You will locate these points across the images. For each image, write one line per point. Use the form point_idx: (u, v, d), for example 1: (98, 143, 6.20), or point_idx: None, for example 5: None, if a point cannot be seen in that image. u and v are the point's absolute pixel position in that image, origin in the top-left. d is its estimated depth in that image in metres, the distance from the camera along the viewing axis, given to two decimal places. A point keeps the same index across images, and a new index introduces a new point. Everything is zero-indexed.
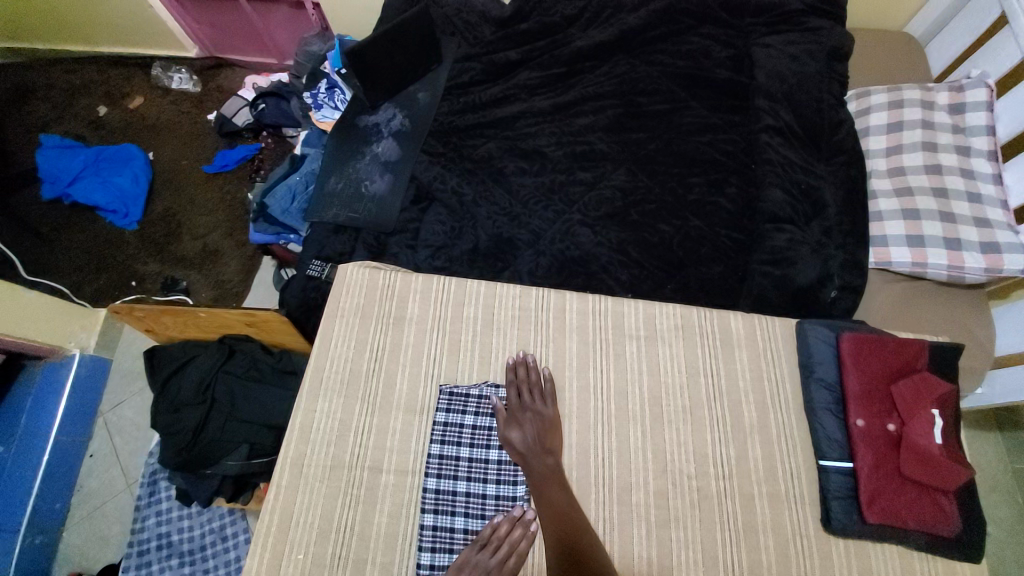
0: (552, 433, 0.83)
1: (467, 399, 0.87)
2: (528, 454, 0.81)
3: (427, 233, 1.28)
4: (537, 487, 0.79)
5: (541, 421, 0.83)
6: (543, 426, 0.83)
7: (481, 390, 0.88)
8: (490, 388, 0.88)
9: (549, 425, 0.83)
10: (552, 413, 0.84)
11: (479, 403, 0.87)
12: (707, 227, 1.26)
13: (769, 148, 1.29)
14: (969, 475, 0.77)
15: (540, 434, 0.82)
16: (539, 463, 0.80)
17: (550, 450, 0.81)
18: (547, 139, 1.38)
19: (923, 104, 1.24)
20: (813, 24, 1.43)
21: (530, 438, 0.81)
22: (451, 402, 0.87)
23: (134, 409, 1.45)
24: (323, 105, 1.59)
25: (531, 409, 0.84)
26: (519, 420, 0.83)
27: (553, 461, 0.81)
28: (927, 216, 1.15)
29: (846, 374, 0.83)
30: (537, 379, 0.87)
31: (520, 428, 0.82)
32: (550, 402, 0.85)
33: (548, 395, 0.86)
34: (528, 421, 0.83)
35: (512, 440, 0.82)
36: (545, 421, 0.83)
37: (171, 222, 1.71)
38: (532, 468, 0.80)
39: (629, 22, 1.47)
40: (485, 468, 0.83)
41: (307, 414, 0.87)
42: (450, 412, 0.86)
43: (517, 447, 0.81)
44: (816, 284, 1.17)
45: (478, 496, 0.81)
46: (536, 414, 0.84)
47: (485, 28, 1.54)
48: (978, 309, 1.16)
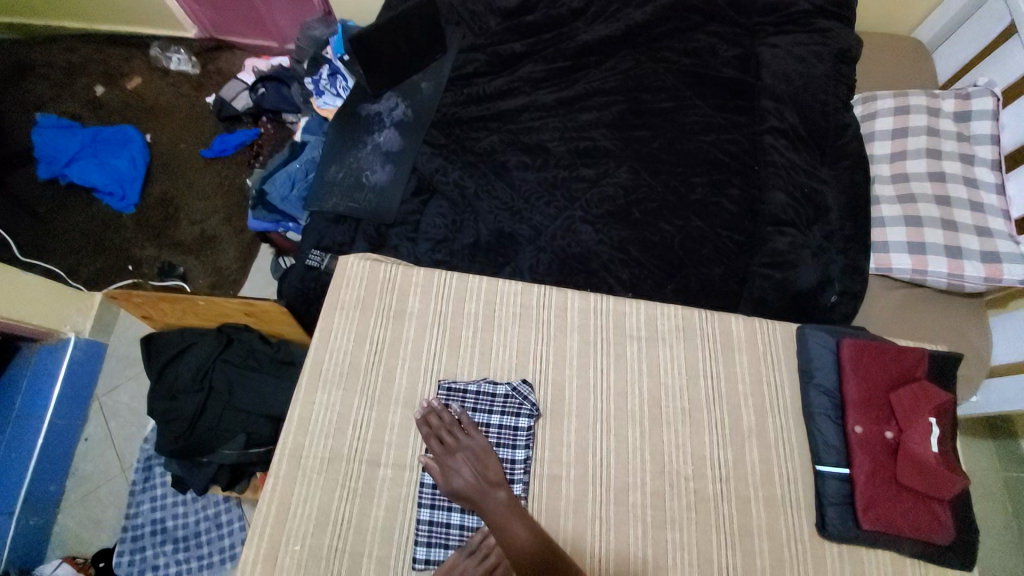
0: (487, 465, 0.79)
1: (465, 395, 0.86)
2: (478, 494, 0.75)
3: (428, 226, 1.26)
4: (498, 526, 0.73)
5: (477, 457, 0.79)
6: (479, 460, 0.79)
7: (479, 386, 0.87)
8: (489, 383, 0.87)
9: (480, 458, 0.79)
10: (480, 443, 0.80)
11: (477, 397, 0.86)
12: (709, 227, 1.26)
13: (773, 150, 1.29)
14: (962, 485, 0.78)
15: (476, 472, 0.77)
16: (494, 499, 0.75)
17: (494, 486, 0.76)
18: (551, 133, 1.37)
19: (929, 111, 1.24)
20: (822, 25, 1.42)
21: (474, 478, 0.76)
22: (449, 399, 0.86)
23: (128, 394, 1.44)
24: (324, 91, 1.57)
25: (459, 451, 0.79)
26: (453, 467, 0.78)
27: (505, 492, 0.76)
28: (929, 224, 1.15)
29: (845, 380, 0.84)
30: (451, 420, 0.82)
31: (457, 474, 0.77)
32: (474, 433, 0.82)
33: (472, 431, 0.82)
34: (463, 464, 0.78)
35: (457, 488, 0.76)
36: (478, 455, 0.79)
37: (168, 206, 1.69)
38: (489, 510, 0.74)
39: (636, 16, 1.45)
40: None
41: (306, 406, 0.87)
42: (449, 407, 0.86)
43: (466, 492, 0.75)
44: (815, 288, 1.18)
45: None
46: (469, 452, 0.79)
47: (491, 18, 1.52)
48: (975, 317, 1.17)
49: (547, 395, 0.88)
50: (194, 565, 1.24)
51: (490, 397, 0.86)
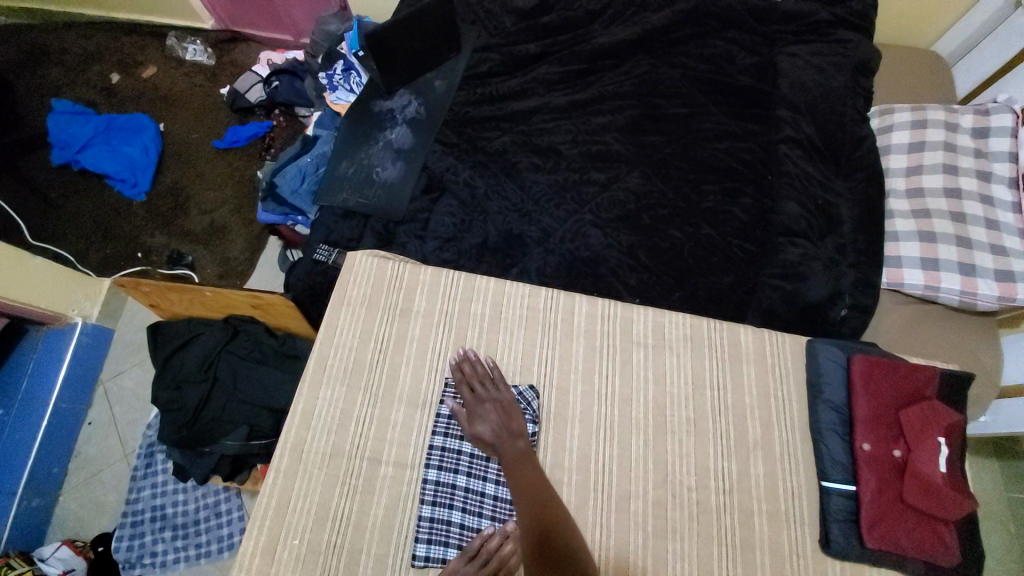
0: (512, 419, 0.82)
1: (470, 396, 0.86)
2: (498, 442, 0.80)
3: (437, 224, 1.26)
4: (511, 472, 0.78)
5: (503, 410, 0.82)
6: (506, 411, 0.83)
7: None
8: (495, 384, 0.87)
9: (507, 407, 0.83)
10: (507, 396, 0.84)
11: None
12: (720, 236, 1.25)
13: (787, 160, 1.29)
14: (970, 506, 0.77)
15: (500, 423, 0.81)
16: (512, 449, 0.80)
17: (517, 435, 0.81)
18: (563, 136, 1.36)
19: (947, 125, 1.23)
20: (841, 36, 1.41)
21: (496, 428, 0.81)
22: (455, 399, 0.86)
23: (133, 379, 1.45)
24: (338, 87, 1.56)
25: (488, 400, 0.83)
26: (480, 413, 0.82)
27: (524, 444, 0.81)
28: (943, 240, 1.14)
29: (855, 397, 0.82)
30: (485, 370, 0.86)
31: (484, 421, 0.81)
32: (504, 386, 0.85)
33: (500, 384, 0.85)
34: (489, 413, 0.82)
35: (480, 434, 0.81)
36: (503, 407, 0.83)
37: (179, 195, 1.70)
38: (505, 455, 0.79)
39: (653, 21, 1.45)
40: (485, 465, 0.83)
41: (309, 401, 0.86)
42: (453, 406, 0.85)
43: (486, 438, 0.80)
44: (826, 301, 1.17)
45: (477, 493, 0.81)
46: (495, 403, 0.83)
47: (507, 19, 1.52)
48: (988, 337, 1.15)
49: (552, 400, 0.88)
50: (193, 552, 1.25)
51: None
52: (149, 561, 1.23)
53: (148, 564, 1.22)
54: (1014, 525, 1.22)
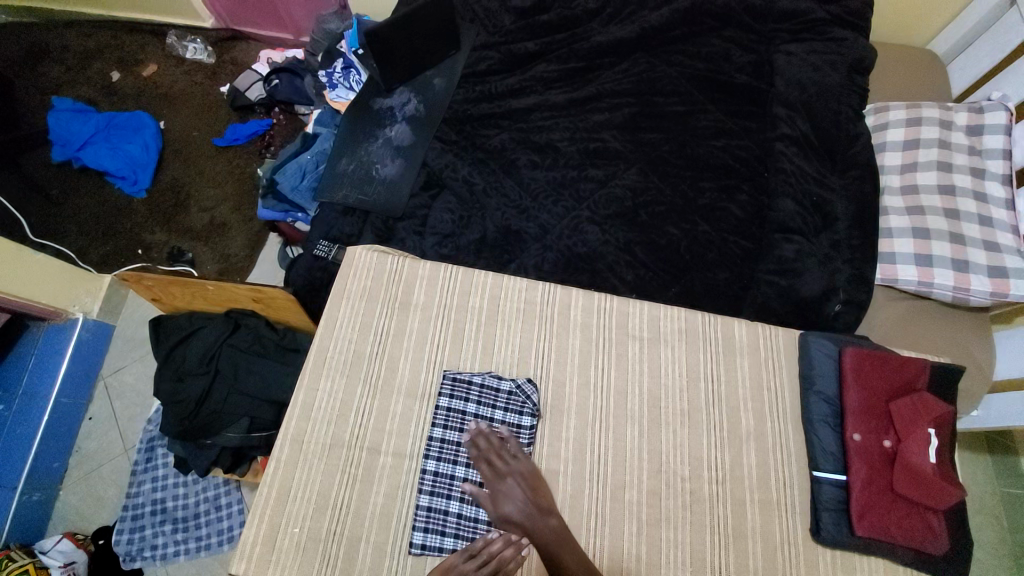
0: (538, 490, 0.80)
1: (470, 386, 0.87)
2: (531, 523, 0.76)
3: (436, 221, 1.27)
4: (551, 555, 0.74)
5: (526, 482, 0.80)
6: (531, 484, 0.80)
7: (484, 378, 0.88)
8: (494, 376, 0.88)
9: (531, 482, 0.80)
10: (529, 468, 0.82)
11: (482, 390, 0.87)
12: (716, 232, 1.27)
13: (783, 157, 1.30)
14: (961, 496, 0.78)
15: (528, 495, 0.79)
16: (544, 528, 0.76)
17: (545, 514, 0.77)
18: (561, 133, 1.37)
19: (941, 123, 1.24)
20: (837, 34, 1.42)
21: (525, 505, 0.78)
22: (455, 390, 0.87)
23: (134, 374, 1.46)
24: (338, 84, 1.58)
25: (512, 476, 0.80)
26: (505, 494, 0.79)
27: (556, 520, 0.78)
28: (937, 236, 1.15)
29: (847, 389, 0.83)
30: (500, 443, 0.83)
31: (511, 502, 0.78)
32: (522, 457, 0.83)
33: (519, 454, 0.82)
34: (513, 489, 0.79)
35: (510, 516, 0.77)
36: (528, 481, 0.80)
37: (180, 192, 1.71)
38: (542, 537, 0.75)
39: (651, 19, 1.46)
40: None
41: (309, 393, 0.88)
42: (452, 397, 0.87)
43: (518, 520, 0.77)
44: (820, 296, 1.18)
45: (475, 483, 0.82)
46: (517, 475, 0.80)
47: (505, 17, 1.54)
48: (981, 333, 1.16)
49: (549, 392, 0.89)
50: (192, 546, 1.26)
51: (494, 391, 0.87)
52: (150, 555, 1.24)
53: (148, 556, 1.24)
54: (1007, 520, 1.24)
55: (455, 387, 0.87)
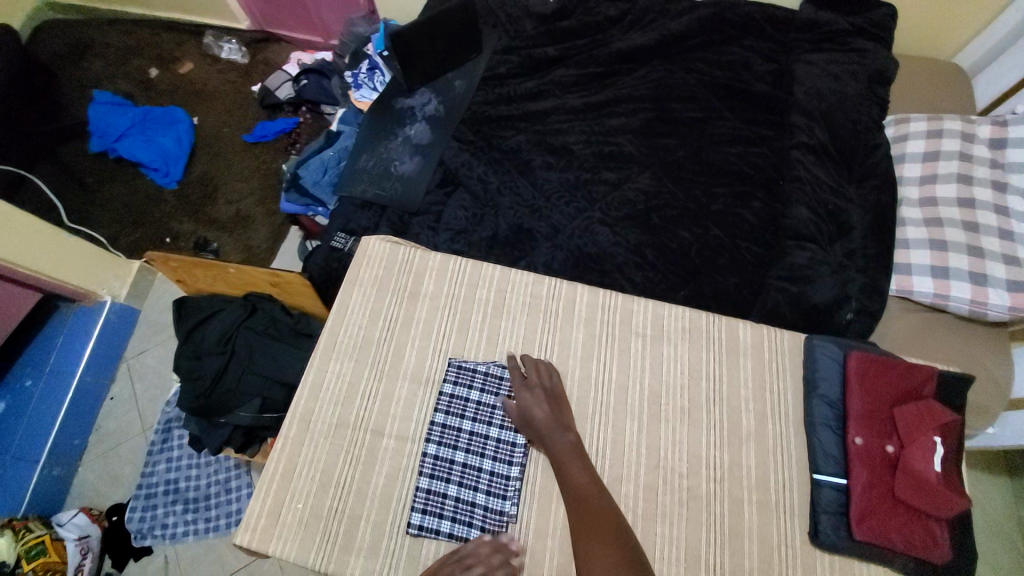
0: (561, 406, 0.85)
1: (474, 373, 0.90)
2: (550, 430, 0.82)
3: (450, 217, 1.30)
4: (561, 461, 0.79)
5: (552, 399, 0.85)
6: (556, 401, 0.86)
7: (487, 367, 0.91)
8: (497, 367, 0.91)
9: (555, 399, 0.85)
10: (558, 389, 0.87)
11: (485, 377, 0.90)
12: (728, 237, 1.27)
13: (799, 165, 1.30)
14: (964, 505, 0.76)
15: (553, 407, 0.85)
16: (561, 439, 0.81)
17: (564, 425, 0.83)
18: (577, 136, 1.40)
19: (963, 135, 1.22)
20: (858, 45, 1.42)
21: (548, 413, 0.83)
22: (459, 375, 0.90)
23: (155, 357, 1.52)
24: (362, 85, 1.63)
25: (541, 392, 0.86)
26: (531, 398, 0.85)
27: (573, 437, 0.82)
28: (955, 248, 1.14)
29: (850, 393, 0.83)
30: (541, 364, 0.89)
31: (536, 406, 0.84)
32: (556, 378, 0.88)
33: (554, 374, 0.88)
34: (539, 400, 0.84)
35: (533, 420, 0.83)
36: (554, 396, 0.86)
37: (209, 184, 1.78)
38: (555, 444, 0.81)
39: (671, 27, 1.48)
40: (484, 443, 0.86)
41: (319, 373, 0.91)
42: (456, 385, 0.89)
43: (539, 425, 0.82)
44: (831, 304, 1.17)
45: (474, 469, 0.84)
46: (546, 391, 0.86)
47: (527, 23, 1.58)
48: (999, 349, 1.13)
49: None
50: (201, 526, 1.30)
51: (498, 379, 0.90)
52: (160, 533, 1.28)
53: (158, 535, 1.28)
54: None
55: (457, 375, 0.90)
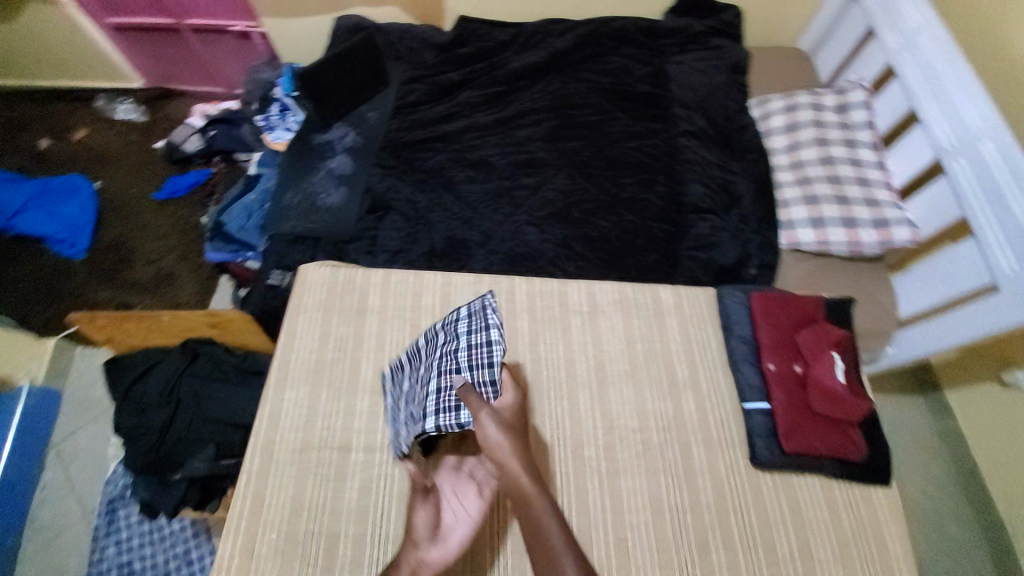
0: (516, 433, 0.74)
1: (486, 324, 0.83)
2: (513, 470, 0.69)
3: (385, 240, 1.33)
4: (524, 501, 0.67)
5: (502, 435, 0.72)
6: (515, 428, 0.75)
7: (498, 336, 0.82)
8: (495, 345, 0.81)
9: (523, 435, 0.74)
10: (513, 402, 0.82)
11: (493, 346, 0.81)
12: (641, 220, 1.40)
13: (687, 149, 1.49)
14: (867, 408, 0.89)
15: (513, 440, 0.72)
16: (515, 483, 0.68)
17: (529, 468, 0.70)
18: (492, 149, 1.51)
19: (814, 106, 1.46)
20: (716, 43, 1.66)
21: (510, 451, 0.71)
22: (478, 319, 0.86)
23: (89, 436, 1.41)
24: (276, 127, 1.65)
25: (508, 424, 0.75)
26: (498, 423, 0.74)
27: (528, 479, 0.68)
28: (826, 200, 1.34)
29: (758, 327, 0.95)
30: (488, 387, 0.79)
31: (495, 430, 0.73)
32: (507, 395, 0.82)
33: (507, 384, 0.83)
34: (492, 430, 0.73)
35: (489, 433, 0.72)
36: (508, 422, 0.75)
37: (122, 248, 1.69)
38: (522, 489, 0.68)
39: (558, 46, 1.67)
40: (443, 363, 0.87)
41: (275, 404, 0.90)
42: (465, 320, 0.86)
43: (506, 463, 0.70)
44: (736, 264, 1.33)
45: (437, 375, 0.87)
46: (506, 386, 0.83)
47: (428, 53, 1.69)
48: (880, 278, 1.34)
49: None
50: None
51: (487, 353, 0.81)
52: None
53: None
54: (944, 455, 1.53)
55: (472, 321, 0.86)
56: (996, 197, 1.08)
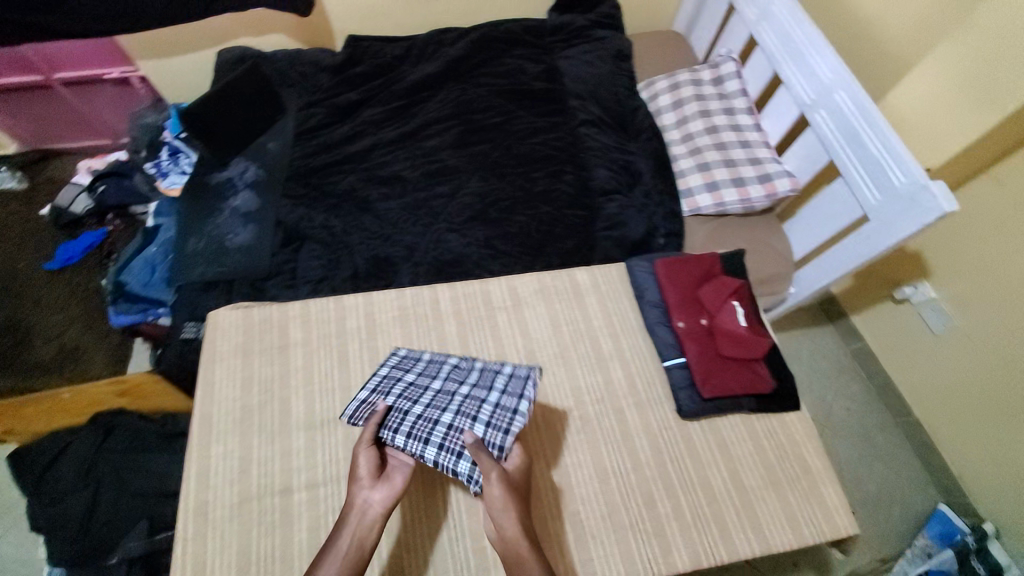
0: (519, 501, 0.77)
1: (521, 388, 0.89)
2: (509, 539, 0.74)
3: (305, 270, 1.31)
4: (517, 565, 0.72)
5: (500, 503, 0.76)
6: (518, 490, 0.79)
7: (525, 401, 0.86)
8: (522, 410, 0.85)
9: (523, 498, 0.78)
10: (516, 465, 0.82)
11: (518, 411, 0.85)
12: (556, 210, 1.46)
13: (587, 138, 1.59)
14: (770, 343, 0.97)
15: (512, 505, 0.76)
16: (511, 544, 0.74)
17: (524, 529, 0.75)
18: (402, 163, 1.53)
19: (693, 82, 1.60)
20: (598, 34, 1.77)
21: (511, 520, 0.75)
22: (511, 386, 0.90)
23: (10, 542, 1.28)
24: (169, 172, 1.57)
25: (513, 485, 0.79)
26: (504, 498, 0.76)
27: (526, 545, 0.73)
28: (715, 165, 1.46)
29: (664, 290, 1.02)
30: (499, 447, 0.82)
31: (498, 497, 0.76)
32: (512, 460, 0.82)
33: (512, 453, 0.82)
34: (496, 495, 0.76)
35: (492, 492, 0.76)
36: (514, 486, 0.79)
37: (17, 329, 1.56)
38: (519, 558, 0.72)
39: (452, 55, 1.71)
40: (454, 391, 0.91)
41: (203, 461, 0.86)
42: (505, 380, 0.91)
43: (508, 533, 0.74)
44: (646, 237, 1.42)
45: (446, 392, 0.91)
46: (515, 454, 0.83)
47: (322, 76, 1.67)
48: (771, 227, 1.49)
49: None
50: None
51: (512, 415, 0.85)
52: None
53: None
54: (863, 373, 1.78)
55: (507, 386, 0.90)
56: (855, 141, 1.24)
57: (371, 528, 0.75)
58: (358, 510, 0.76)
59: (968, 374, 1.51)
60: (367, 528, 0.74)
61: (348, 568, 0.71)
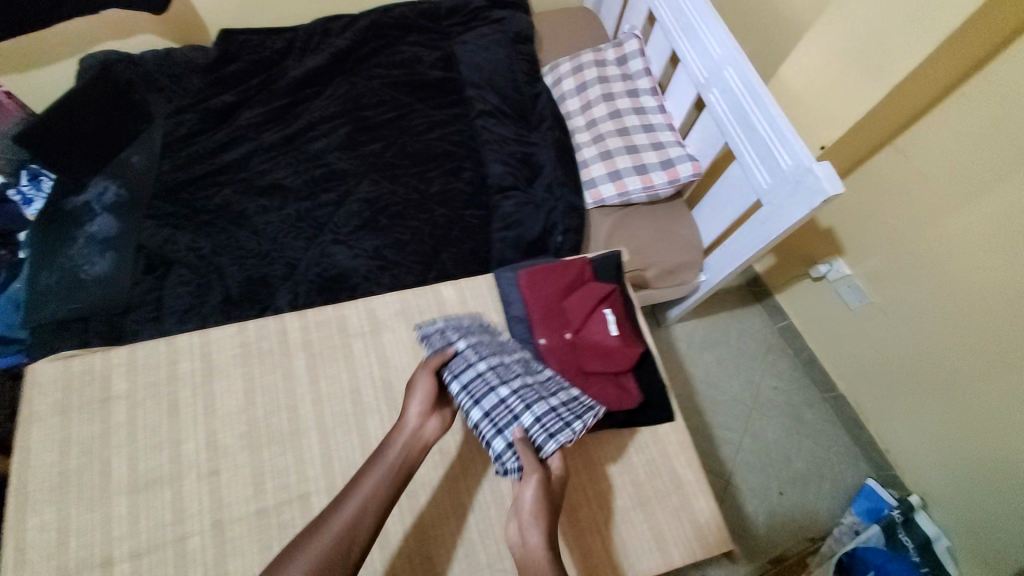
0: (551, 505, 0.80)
1: (578, 403, 0.90)
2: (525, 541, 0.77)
3: (172, 300, 1.20)
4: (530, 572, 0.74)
5: (534, 501, 0.78)
6: (550, 489, 0.81)
7: (584, 421, 0.87)
8: (579, 426, 0.86)
9: (554, 503, 0.80)
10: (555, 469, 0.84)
11: (574, 424, 0.86)
12: (452, 211, 1.38)
13: (484, 130, 1.48)
14: (635, 354, 1.00)
15: (541, 518, 0.77)
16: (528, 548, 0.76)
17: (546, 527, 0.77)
18: (285, 169, 1.41)
19: (597, 63, 1.51)
20: (497, 15, 1.65)
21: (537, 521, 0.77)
22: (572, 405, 0.90)
23: None
24: (32, 199, 1.43)
25: (549, 488, 0.81)
26: (538, 499, 0.78)
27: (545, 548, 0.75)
28: (618, 152, 1.38)
29: (528, 304, 1.04)
30: (542, 452, 0.83)
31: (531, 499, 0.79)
32: (553, 465, 0.84)
33: (552, 460, 0.84)
34: (528, 491, 0.79)
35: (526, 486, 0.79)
36: (549, 486, 0.81)
37: None
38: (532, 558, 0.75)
39: (339, 45, 1.57)
40: (522, 370, 0.94)
41: (18, 534, 0.85)
42: (562, 391, 0.92)
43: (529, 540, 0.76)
44: (542, 236, 1.34)
45: (515, 367, 0.93)
46: (554, 460, 0.84)
47: (194, 77, 1.53)
48: (677, 214, 1.44)
49: (281, 419, 0.96)
50: None
51: (564, 422, 0.86)
52: None
53: None
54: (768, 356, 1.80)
55: (568, 403, 0.90)
56: (743, 119, 1.16)
57: (417, 447, 0.86)
58: (409, 425, 0.87)
59: (886, 349, 1.50)
60: (406, 453, 0.84)
61: (384, 480, 0.81)
